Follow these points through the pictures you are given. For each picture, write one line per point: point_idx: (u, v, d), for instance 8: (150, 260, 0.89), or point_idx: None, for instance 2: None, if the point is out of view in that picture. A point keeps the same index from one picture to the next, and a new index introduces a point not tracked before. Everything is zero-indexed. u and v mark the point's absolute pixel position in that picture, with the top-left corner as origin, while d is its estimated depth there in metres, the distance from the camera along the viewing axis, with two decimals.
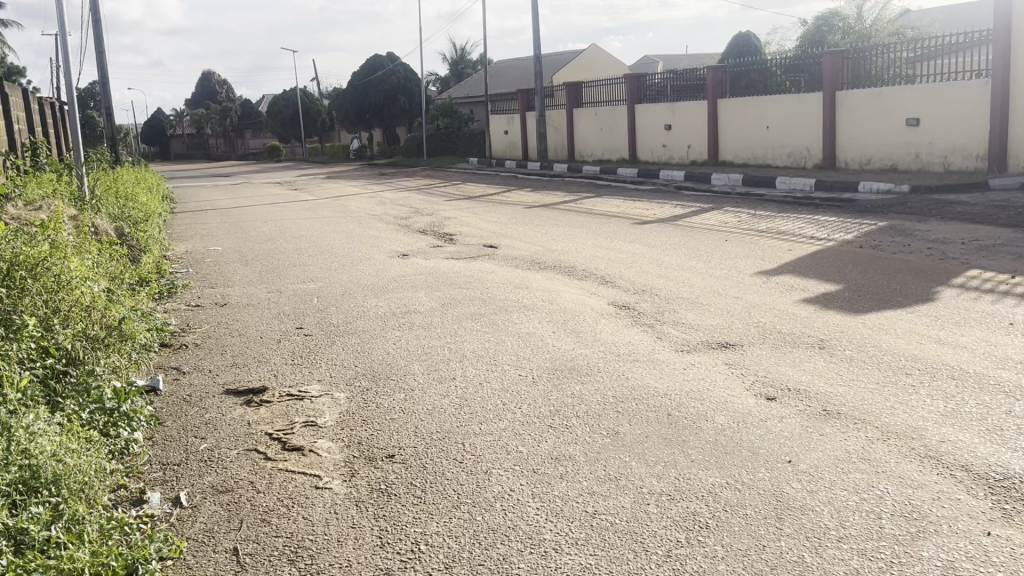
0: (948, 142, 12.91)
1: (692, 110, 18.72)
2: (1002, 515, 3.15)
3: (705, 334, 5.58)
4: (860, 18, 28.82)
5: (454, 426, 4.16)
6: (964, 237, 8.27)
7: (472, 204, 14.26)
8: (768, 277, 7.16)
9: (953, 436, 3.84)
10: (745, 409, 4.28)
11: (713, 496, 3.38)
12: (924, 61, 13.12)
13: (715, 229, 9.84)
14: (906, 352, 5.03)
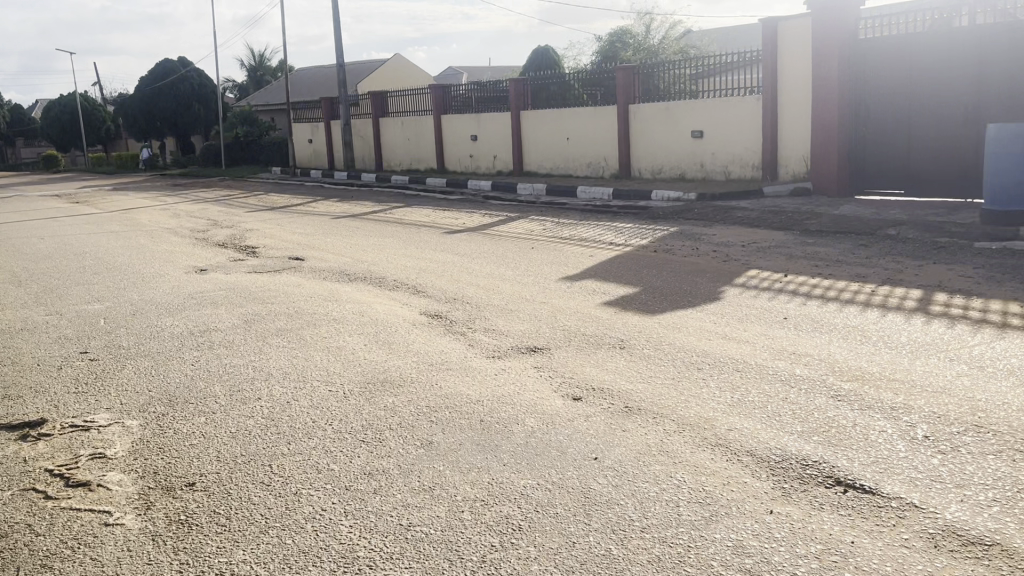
0: (728, 153, 14.03)
1: (497, 121, 19.15)
2: (782, 493, 3.45)
3: (514, 339, 5.72)
4: (648, 36, 30.70)
5: (259, 448, 4.00)
6: (744, 241, 9.01)
7: (276, 215, 13.79)
8: (572, 282, 7.45)
9: (740, 424, 4.16)
10: (553, 410, 4.42)
11: (525, 498, 3.46)
12: (705, 78, 14.18)
13: (522, 237, 10.11)
14: (697, 349, 5.40)
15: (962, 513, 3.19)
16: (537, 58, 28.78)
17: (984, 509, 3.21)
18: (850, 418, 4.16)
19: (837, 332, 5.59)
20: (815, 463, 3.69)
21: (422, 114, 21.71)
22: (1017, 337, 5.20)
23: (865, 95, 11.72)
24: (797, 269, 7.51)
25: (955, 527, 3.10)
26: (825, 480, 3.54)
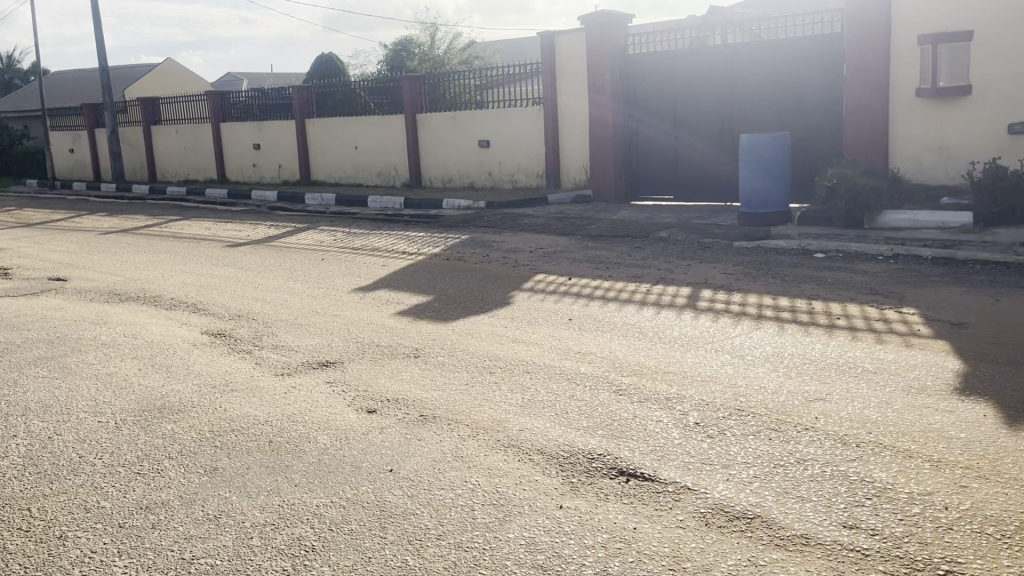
0: (514, 162, 14.46)
1: (281, 130, 18.57)
2: (570, 488, 3.60)
3: (304, 354, 5.56)
4: (433, 45, 31.01)
5: (16, 491, 3.61)
6: (532, 246, 9.32)
7: (34, 232, 12.54)
8: (364, 293, 7.37)
9: (531, 424, 4.29)
10: (347, 425, 4.35)
11: (318, 517, 3.37)
12: (489, 89, 14.54)
13: (311, 248, 9.86)
14: (489, 354, 5.52)
15: (729, 491, 3.48)
16: (321, 66, 28.22)
17: (747, 485, 3.53)
18: (631, 410, 4.42)
19: (618, 330, 5.92)
20: (601, 456, 3.88)
21: (199, 122, 20.61)
22: (771, 327, 5.76)
23: (636, 107, 12.50)
24: (581, 272, 7.88)
25: (723, 504, 3.38)
26: (610, 471, 3.73)
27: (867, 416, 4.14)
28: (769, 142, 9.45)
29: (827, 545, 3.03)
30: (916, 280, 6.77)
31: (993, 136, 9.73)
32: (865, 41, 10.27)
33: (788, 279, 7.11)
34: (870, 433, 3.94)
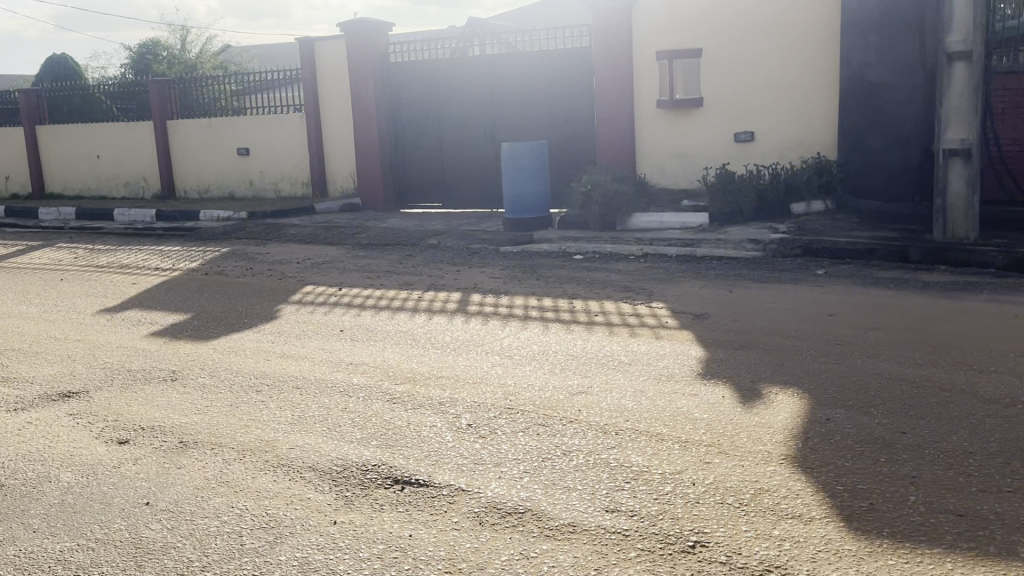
0: (276, 171, 13.97)
1: (8, 137, 16.70)
2: (344, 502, 3.52)
3: (42, 385, 5.02)
4: (183, 49, 29.28)
5: None
6: (299, 257, 9.05)
7: None
8: (113, 314, 6.78)
9: (301, 440, 4.16)
10: (94, 459, 3.98)
11: (63, 564, 3.05)
12: (247, 94, 13.96)
13: (49, 268, 8.93)
14: (255, 370, 5.28)
15: (501, 488, 3.58)
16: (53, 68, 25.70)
17: (517, 481, 3.64)
18: (403, 418, 4.41)
19: (389, 339, 5.89)
20: (374, 467, 3.84)
21: None
22: (536, 327, 5.99)
23: (400, 115, 12.55)
24: (351, 281, 7.76)
25: (495, 502, 3.47)
26: (384, 481, 3.70)
27: (624, 405, 4.42)
28: (530, 150, 9.79)
29: (592, 531, 3.20)
30: (664, 277, 7.34)
31: (723, 143, 10.82)
32: (609, 56, 11.03)
33: (551, 281, 7.44)
34: (626, 420, 4.21)
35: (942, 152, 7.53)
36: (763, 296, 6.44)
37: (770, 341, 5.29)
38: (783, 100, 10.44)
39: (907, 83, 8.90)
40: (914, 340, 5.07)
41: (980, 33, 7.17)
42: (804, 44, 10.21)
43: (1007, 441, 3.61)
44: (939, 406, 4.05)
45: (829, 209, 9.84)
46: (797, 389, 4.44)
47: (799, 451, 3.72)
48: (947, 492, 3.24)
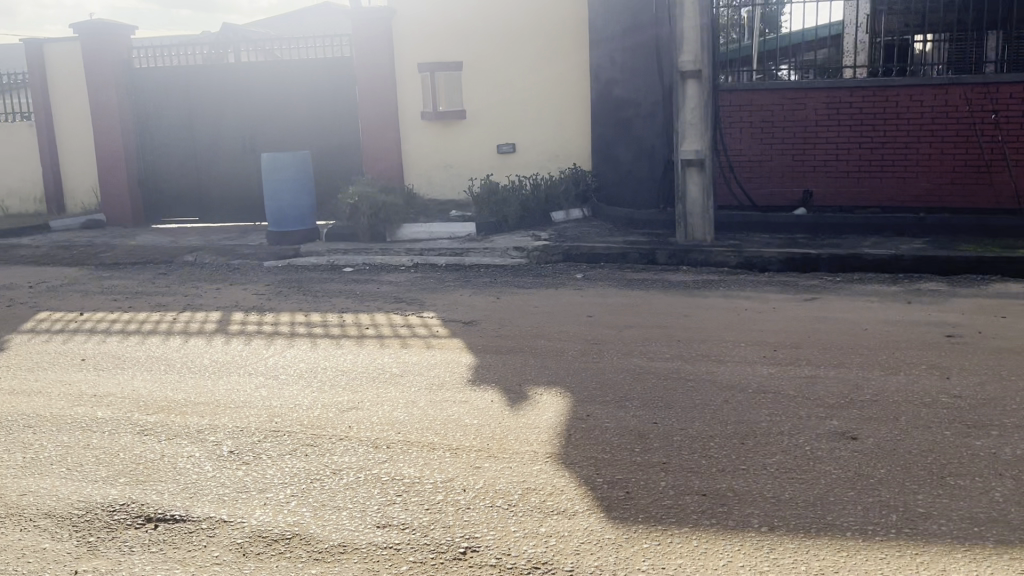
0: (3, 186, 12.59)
1: None
2: (87, 549, 3.18)
3: None
4: None
5: None
6: (32, 281, 8.14)
7: None
8: None
9: (34, 485, 3.72)
10: None
11: None
12: None
13: None
14: None
15: (266, 515, 3.40)
16: None
17: (283, 506, 3.48)
18: (156, 450, 4.08)
19: (140, 366, 5.43)
20: (123, 507, 3.51)
21: None
22: (303, 343, 5.80)
23: (148, 123, 11.71)
24: (95, 305, 7.09)
25: (260, 530, 3.29)
26: (134, 521, 3.39)
27: (394, 418, 4.37)
28: (291, 160, 9.42)
29: (363, 549, 3.12)
30: (433, 286, 7.40)
31: (486, 154, 11.13)
32: (371, 67, 10.99)
33: (319, 295, 7.24)
34: (397, 433, 4.17)
35: (680, 162, 8.23)
36: (527, 301, 6.67)
37: (536, 344, 5.47)
38: (541, 113, 10.90)
39: (647, 99, 9.60)
40: (662, 335, 5.46)
41: (707, 54, 7.92)
42: (558, 61, 10.75)
43: (740, 422, 3.98)
44: (684, 395, 4.39)
45: (586, 216, 10.54)
46: (559, 388, 4.64)
47: (562, 448, 3.88)
48: (691, 474, 3.52)
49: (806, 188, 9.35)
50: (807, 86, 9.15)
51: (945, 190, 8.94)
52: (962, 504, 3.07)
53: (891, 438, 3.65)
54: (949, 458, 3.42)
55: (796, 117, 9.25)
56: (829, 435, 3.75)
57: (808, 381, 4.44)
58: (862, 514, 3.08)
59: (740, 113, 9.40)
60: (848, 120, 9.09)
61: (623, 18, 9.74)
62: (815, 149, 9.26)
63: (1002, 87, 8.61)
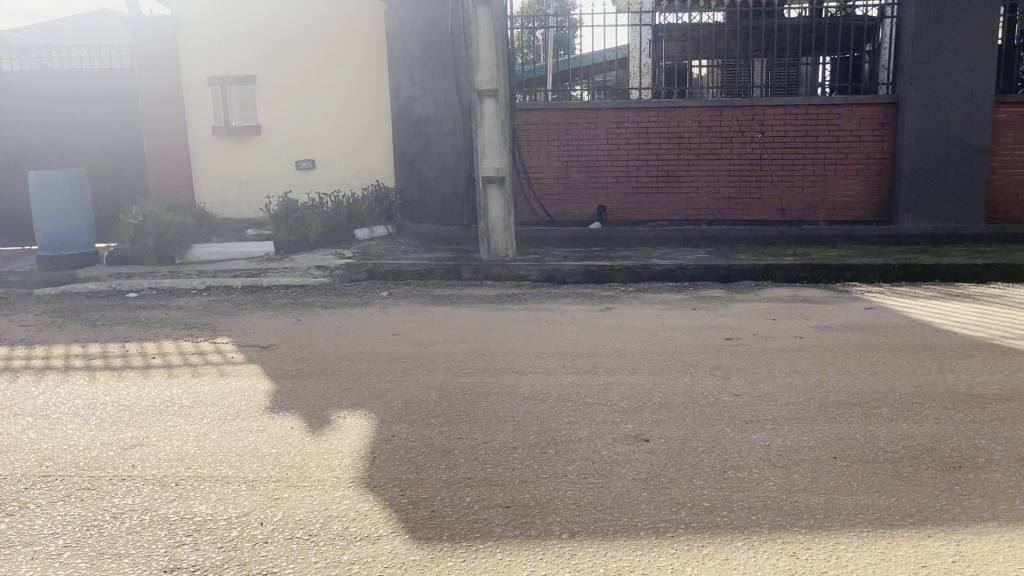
0: None
1: None
2: None
3: None
4: None
5: None
6: None
7: None
8: None
9: None
10: None
11: None
12: None
13: None
14: None
15: (33, 572, 3.03)
16: None
17: (54, 559, 3.11)
18: None
19: None
20: None
21: None
22: (79, 378, 5.29)
23: None
24: None
25: None
26: None
27: (184, 452, 4.05)
28: (62, 178, 8.64)
29: None
30: (229, 310, 7.03)
31: (285, 170, 10.95)
32: (155, 80, 10.57)
33: (98, 324, 6.66)
34: (187, 469, 3.86)
35: (480, 180, 8.34)
36: (330, 322, 6.48)
37: (338, 365, 5.28)
38: (340, 128, 10.80)
39: (448, 117, 9.84)
40: (467, 350, 5.48)
41: (502, 74, 8.11)
42: (356, 77, 10.68)
43: (541, 432, 4.00)
44: (487, 407, 4.37)
45: (390, 233, 10.45)
46: (363, 411, 4.41)
47: (366, 472, 3.69)
48: (493, 487, 3.47)
49: (601, 203, 9.81)
50: (599, 106, 9.59)
51: (723, 203, 9.65)
52: (742, 494, 3.24)
53: (679, 438, 3.83)
54: (730, 453, 3.63)
55: (590, 135, 9.68)
56: (624, 438, 3.87)
57: (605, 388, 4.61)
58: (654, 512, 3.16)
59: (537, 132, 9.73)
60: (636, 139, 9.62)
61: (421, 36, 9.85)
62: (608, 166, 9.73)
63: (768, 110, 9.38)
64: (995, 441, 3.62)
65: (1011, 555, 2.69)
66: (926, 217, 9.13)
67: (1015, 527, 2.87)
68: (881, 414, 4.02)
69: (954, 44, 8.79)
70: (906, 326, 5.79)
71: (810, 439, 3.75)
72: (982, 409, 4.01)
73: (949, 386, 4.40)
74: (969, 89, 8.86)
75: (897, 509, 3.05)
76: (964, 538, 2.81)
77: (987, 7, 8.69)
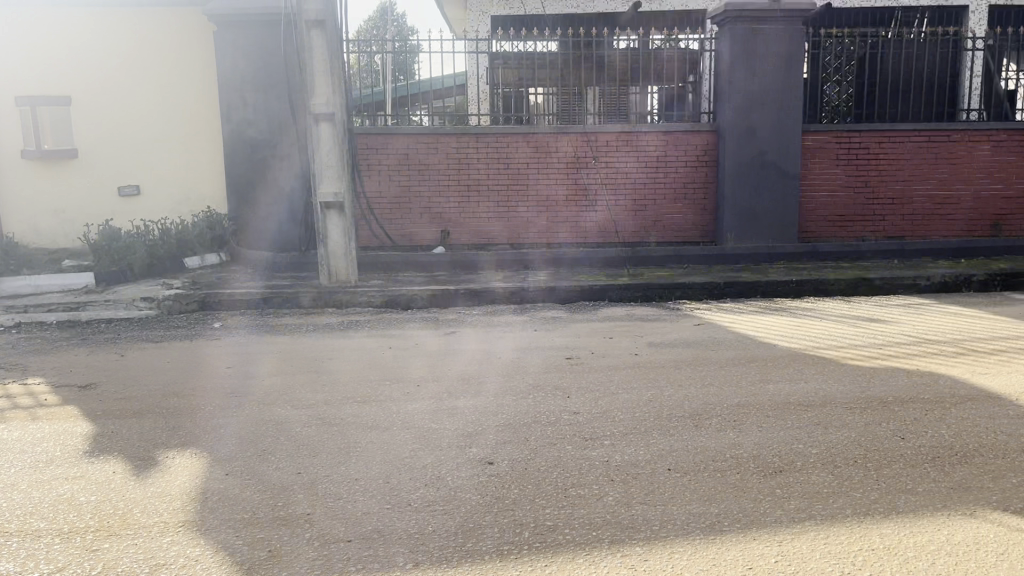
0: None
1: None
2: None
3: None
4: None
5: None
6: None
7: None
8: None
9: None
10: None
11: None
12: None
13: None
14: None
15: None
16: None
17: None
18: None
19: None
20: None
21: None
22: None
23: None
24: None
25: None
26: None
27: None
28: None
29: None
30: (44, 348, 6.48)
31: (107, 198, 10.62)
32: None
33: None
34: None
35: (318, 205, 8.16)
36: (158, 357, 6.09)
37: (166, 403, 4.93)
38: (167, 155, 10.60)
39: (283, 140, 9.74)
40: (307, 381, 5.30)
41: (338, 96, 7.98)
42: (183, 102, 10.53)
43: (385, 461, 3.88)
44: (328, 440, 4.20)
45: (223, 261, 10.06)
46: (194, 450, 4.11)
47: (197, 515, 3.38)
48: (335, 522, 3.27)
49: (443, 227, 9.88)
50: (438, 131, 9.64)
51: (561, 227, 9.95)
52: (583, 512, 3.27)
53: (522, 459, 3.85)
54: (570, 471, 3.68)
55: (430, 160, 9.71)
56: (469, 462, 3.83)
57: (449, 412, 4.58)
58: (499, 535, 3.11)
59: (377, 157, 9.66)
60: (476, 163, 9.74)
61: (253, 58, 9.69)
62: (449, 191, 9.80)
63: (601, 136, 9.74)
64: (811, 445, 3.87)
65: (827, 552, 2.87)
66: (747, 237, 9.74)
67: (830, 525, 3.07)
68: (710, 425, 4.22)
69: (765, 76, 9.46)
70: (731, 340, 6.14)
71: (646, 453, 3.87)
72: (799, 416, 4.30)
73: (771, 395, 4.69)
74: (779, 117, 9.57)
75: (727, 515, 3.19)
76: (786, 539, 2.98)
77: (793, 42, 9.41)
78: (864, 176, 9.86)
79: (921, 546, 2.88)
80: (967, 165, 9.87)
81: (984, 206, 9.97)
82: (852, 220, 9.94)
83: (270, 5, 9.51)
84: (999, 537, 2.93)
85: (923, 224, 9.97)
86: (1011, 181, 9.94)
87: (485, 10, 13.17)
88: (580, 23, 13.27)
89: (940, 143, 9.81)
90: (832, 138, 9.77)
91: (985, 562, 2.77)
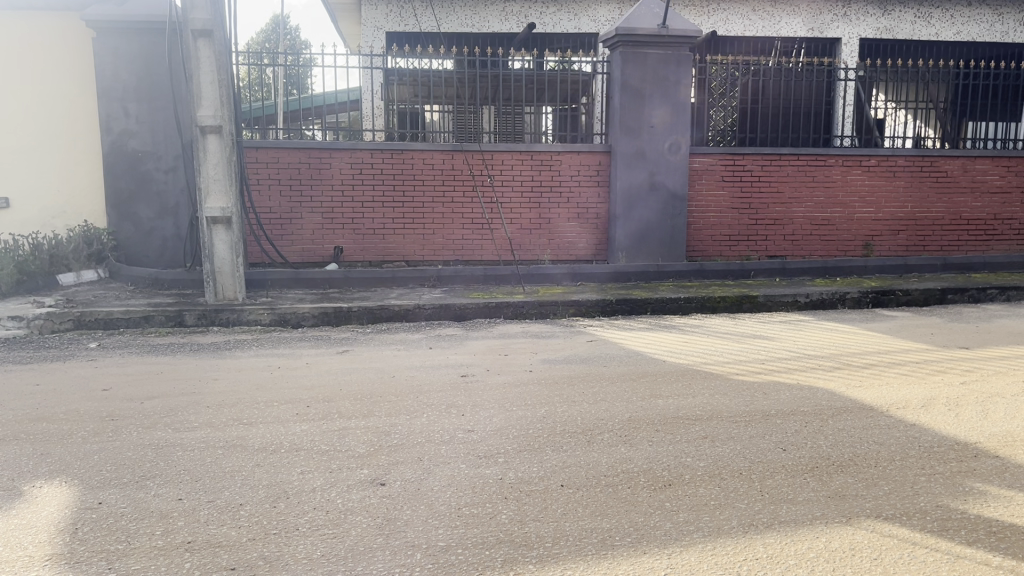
0: None
1: None
2: None
3: None
4: None
5: None
6: None
7: None
8: None
9: None
10: None
11: None
12: None
13: None
14: None
15: None
16: None
17: None
18: None
19: None
20: None
21: None
22: None
23: None
24: None
25: None
26: None
27: None
28: None
29: None
30: None
31: None
32: None
33: None
34: None
35: (205, 220, 7.90)
36: (26, 379, 5.70)
37: (35, 429, 4.61)
38: (39, 165, 10.09)
39: (168, 153, 9.44)
40: (189, 403, 5.07)
41: (227, 110, 7.75)
42: (58, 110, 10.00)
43: (271, 485, 3.74)
44: (212, 464, 4.02)
45: (100, 278, 9.73)
46: (63, 479, 3.84)
47: (66, 547, 3.15)
48: (217, 549, 3.12)
49: (337, 245, 9.72)
50: (331, 147, 9.48)
51: (457, 245, 9.96)
52: (476, 531, 3.24)
53: (415, 479, 3.78)
54: (464, 489, 3.66)
55: (324, 175, 9.54)
56: (360, 484, 3.74)
57: (341, 433, 4.46)
58: (389, 558, 3.03)
59: (268, 171, 9.43)
60: (369, 180, 9.64)
61: (138, 67, 9.34)
62: (344, 207, 9.66)
63: (496, 154, 9.81)
64: (699, 458, 3.97)
65: (714, 563, 2.94)
66: (638, 256, 9.97)
67: (716, 537, 3.14)
68: (603, 440, 4.27)
69: (657, 102, 9.74)
70: (623, 356, 6.25)
71: (540, 469, 3.88)
72: (686, 429, 4.40)
73: (660, 409, 4.80)
74: (672, 141, 9.88)
75: (618, 530, 3.23)
76: (676, 552, 3.03)
77: (681, 68, 9.74)
78: (748, 197, 10.28)
79: (800, 554, 2.98)
80: (841, 188, 10.42)
81: (857, 227, 10.54)
82: (737, 240, 10.35)
83: (156, 13, 9.20)
84: (873, 543, 3.06)
85: (802, 245, 10.47)
86: (881, 206, 10.54)
87: (381, 25, 13.04)
88: (475, 42, 13.35)
89: (817, 166, 10.33)
90: (717, 160, 10.14)
91: (860, 567, 2.89)
